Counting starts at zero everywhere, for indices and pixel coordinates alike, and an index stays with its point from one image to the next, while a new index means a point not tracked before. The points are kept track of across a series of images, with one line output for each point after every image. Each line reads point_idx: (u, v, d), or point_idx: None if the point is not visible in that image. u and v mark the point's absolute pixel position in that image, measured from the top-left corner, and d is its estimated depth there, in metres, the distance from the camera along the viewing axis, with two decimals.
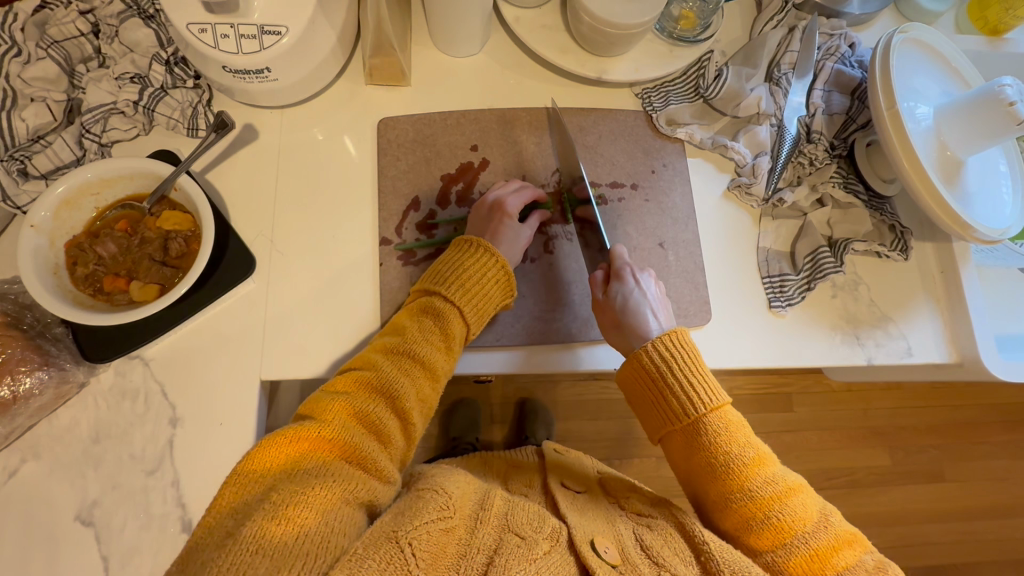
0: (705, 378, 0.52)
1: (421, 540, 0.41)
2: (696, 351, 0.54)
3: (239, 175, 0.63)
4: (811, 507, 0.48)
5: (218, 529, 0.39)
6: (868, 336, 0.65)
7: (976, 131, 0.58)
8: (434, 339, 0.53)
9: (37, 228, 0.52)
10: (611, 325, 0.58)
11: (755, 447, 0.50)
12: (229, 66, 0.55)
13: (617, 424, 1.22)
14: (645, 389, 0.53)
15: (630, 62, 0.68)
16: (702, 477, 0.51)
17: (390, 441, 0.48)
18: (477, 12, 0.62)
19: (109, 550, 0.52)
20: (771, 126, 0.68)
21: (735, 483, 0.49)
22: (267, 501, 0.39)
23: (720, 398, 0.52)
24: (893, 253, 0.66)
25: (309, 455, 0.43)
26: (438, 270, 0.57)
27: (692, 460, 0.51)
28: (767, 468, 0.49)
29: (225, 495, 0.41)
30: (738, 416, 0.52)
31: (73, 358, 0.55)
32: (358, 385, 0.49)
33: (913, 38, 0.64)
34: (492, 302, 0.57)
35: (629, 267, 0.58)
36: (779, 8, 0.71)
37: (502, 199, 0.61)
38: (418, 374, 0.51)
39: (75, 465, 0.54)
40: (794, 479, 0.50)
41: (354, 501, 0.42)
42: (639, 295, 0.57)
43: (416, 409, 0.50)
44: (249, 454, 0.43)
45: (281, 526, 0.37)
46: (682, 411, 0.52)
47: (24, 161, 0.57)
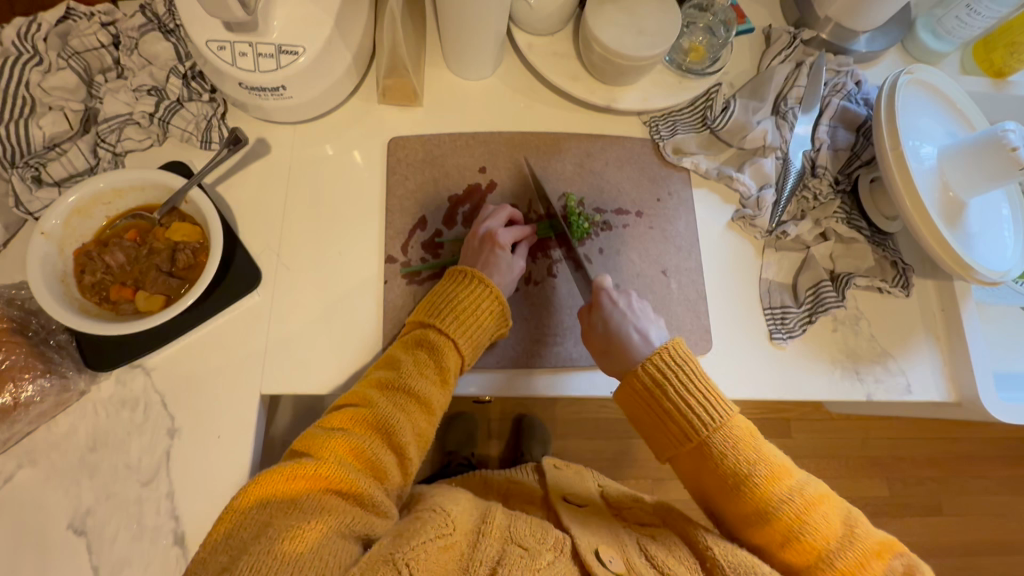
0: (709, 397, 0.51)
1: (421, 559, 0.41)
2: (695, 367, 0.52)
3: (249, 188, 0.64)
4: (835, 519, 0.48)
5: (213, 563, 0.40)
6: (868, 371, 0.65)
7: (978, 174, 0.59)
8: (429, 373, 0.53)
9: (48, 235, 0.53)
10: (600, 350, 0.57)
11: (769, 462, 0.49)
12: (245, 83, 0.56)
13: (614, 445, 1.21)
14: (649, 414, 0.52)
15: (639, 91, 0.69)
16: (717, 499, 0.50)
17: (386, 476, 0.48)
18: (492, 37, 0.63)
19: (101, 560, 0.52)
20: (777, 159, 0.68)
21: (751, 505, 0.48)
22: (262, 537, 0.40)
23: (726, 413, 0.50)
24: (894, 289, 0.66)
25: (306, 490, 0.44)
26: (432, 301, 0.57)
27: (704, 483, 0.51)
28: (784, 485, 0.48)
29: (221, 528, 0.42)
30: (748, 429, 0.50)
31: (75, 366, 0.55)
32: (355, 421, 0.49)
33: (918, 80, 0.65)
34: (486, 332, 0.57)
35: (606, 292, 0.57)
36: (787, 43, 0.72)
37: (492, 230, 0.61)
38: (413, 409, 0.51)
39: (71, 474, 0.54)
40: (814, 488, 0.49)
41: (349, 535, 0.43)
42: (619, 315, 0.56)
43: (412, 444, 0.51)
44: (245, 488, 0.44)
45: (276, 565, 0.38)
46: (690, 434, 0.50)
47: (38, 168, 0.57)
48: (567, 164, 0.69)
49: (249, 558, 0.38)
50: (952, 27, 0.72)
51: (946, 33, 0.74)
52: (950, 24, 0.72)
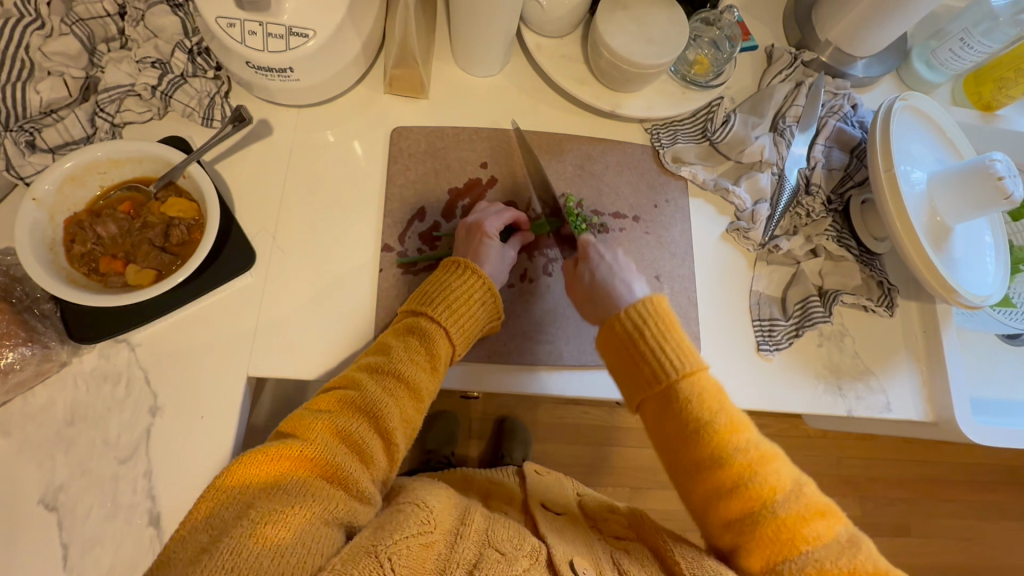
0: (680, 345, 0.51)
1: (401, 555, 0.41)
2: (669, 317, 0.52)
3: (248, 169, 0.63)
4: (784, 476, 0.47)
5: (192, 544, 0.39)
6: (850, 388, 0.66)
7: (965, 201, 0.61)
8: (420, 361, 0.53)
9: (38, 201, 0.52)
10: (585, 301, 0.58)
11: (730, 415, 0.49)
12: (252, 62, 0.56)
13: (594, 450, 1.22)
14: (618, 353, 0.52)
15: (643, 99, 0.70)
16: (671, 442, 0.49)
17: (371, 461, 0.48)
18: (501, 35, 0.63)
19: (71, 537, 0.51)
20: (771, 174, 0.70)
21: (705, 448, 0.48)
22: (243, 519, 0.40)
23: (695, 362, 0.50)
24: (879, 308, 0.68)
25: (290, 472, 0.44)
26: (425, 290, 0.57)
27: (662, 423, 0.50)
28: (740, 435, 0.48)
29: (201, 510, 0.41)
30: (714, 383, 0.50)
31: (59, 337, 0.54)
32: (342, 404, 0.49)
33: (912, 106, 0.67)
34: (478, 324, 0.57)
35: (595, 245, 0.59)
36: (788, 63, 0.74)
37: (481, 221, 0.61)
38: (402, 396, 0.51)
39: (46, 447, 0.52)
40: (770, 448, 0.49)
41: (332, 521, 0.43)
42: (605, 266, 0.57)
43: (400, 430, 0.50)
44: (228, 469, 0.43)
45: (256, 550, 0.38)
46: (654, 372, 0.50)
47: (33, 134, 0.56)
48: (567, 165, 0.69)
49: (229, 541, 0.38)
50: (946, 59, 0.75)
51: (940, 65, 0.76)
52: (944, 57, 0.75)
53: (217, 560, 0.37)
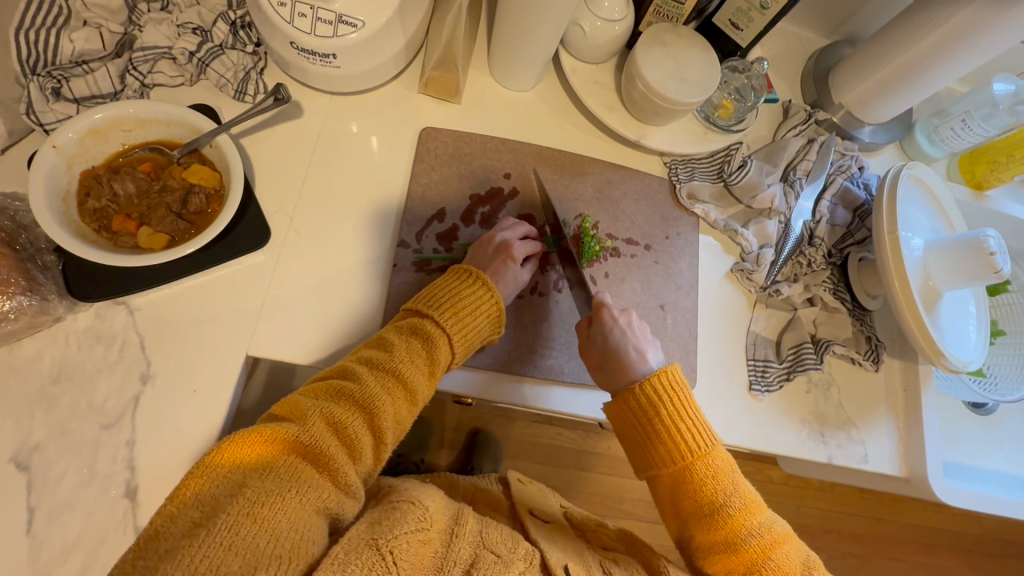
0: (696, 424, 0.52)
1: (402, 550, 0.41)
2: (684, 394, 0.54)
3: (273, 147, 0.63)
4: (794, 560, 0.50)
5: (182, 519, 0.37)
6: (832, 435, 0.68)
7: (959, 271, 0.64)
8: (420, 362, 0.51)
9: (58, 149, 0.51)
10: (596, 364, 0.58)
11: (743, 495, 0.51)
12: (297, 43, 0.56)
13: (564, 473, 1.21)
14: (637, 432, 0.54)
15: (667, 133, 0.73)
16: (687, 522, 0.52)
17: (360, 456, 0.46)
18: (542, 54, 0.65)
19: (39, 501, 0.48)
20: (779, 223, 0.72)
21: (720, 530, 0.50)
22: (238, 497, 0.38)
23: (710, 443, 0.52)
24: (866, 361, 0.70)
25: (282, 456, 0.42)
26: (432, 293, 0.56)
27: (677, 504, 0.52)
28: (754, 518, 0.50)
29: (190, 486, 0.39)
30: (727, 462, 0.52)
31: (57, 291, 0.53)
32: (338, 396, 0.47)
33: (916, 176, 0.70)
34: (479, 334, 0.57)
35: (609, 307, 0.58)
36: (803, 119, 0.77)
37: (509, 242, 0.61)
38: (398, 396, 0.49)
39: (27, 403, 0.50)
40: (781, 528, 0.52)
41: (321, 511, 0.42)
42: (618, 332, 0.57)
43: (391, 430, 0.48)
44: (219, 446, 0.42)
45: (253, 530, 0.37)
46: (673, 455, 0.52)
47: (60, 81, 0.55)
48: (587, 187, 0.70)
49: (226, 517, 0.37)
50: (947, 137, 0.80)
51: (940, 140, 0.81)
52: (945, 134, 0.80)
53: (213, 537, 0.36)
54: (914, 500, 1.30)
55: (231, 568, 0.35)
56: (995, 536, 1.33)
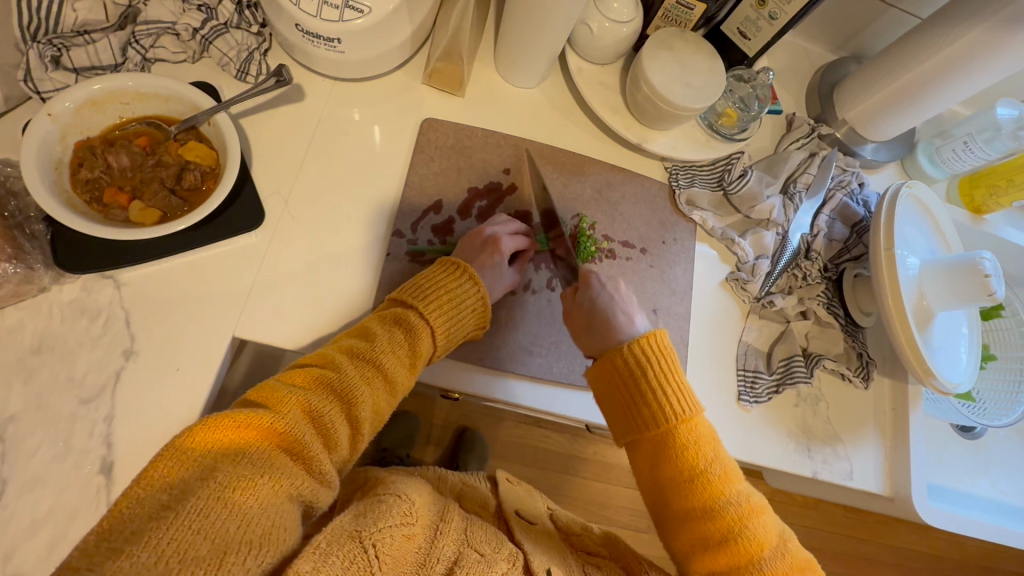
0: (681, 389, 0.52)
1: (385, 544, 0.41)
2: (671, 361, 0.53)
3: (273, 130, 0.63)
4: (770, 530, 0.49)
5: (149, 502, 0.36)
6: (818, 451, 0.67)
7: (954, 293, 0.64)
8: (401, 354, 0.51)
9: (54, 118, 0.50)
10: (583, 326, 0.58)
11: (723, 464, 0.50)
12: (302, 26, 0.56)
13: (549, 476, 1.21)
14: (624, 395, 0.53)
15: (669, 138, 0.73)
16: (665, 489, 0.50)
17: (335, 446, 0.45)
18: (548, 51, 0.65)
19: (11, 473, 0.48)
20: (777, 234, 0.72)
21: (699, 496, 0.49)
22: (209, 481, 0.37)
23: (694, 409, 0.51)
24: (855, 378, 0.70)
25: (256, 442, 0.41)
26: (418, 284, 0.55)
27: (657, 470, 0.51)
28: (733, 487, 0.50)
29: (156, 470, 0.38)
30: (708, 431, 0.51)
31: (44, 260, 0.52)
32: (317, 384, 0.46)
33: (915, 197, 0.71)
34: (463, 329, 0.56)
35: (597, 274, 0.59)
36: (806, 133, 0.77)
37: (497, 236, 0.60)
38: (378, 386, 0.49)
39: (6, 372, 0.50)
40: (758, 499, 0.51)
41: (294, 498, 0.41)
42: (605, 296, 0.57)
43: (368, 421, 0.48)
44: (189, 429, 0.40)
45: (223, 514, 0.36)
46: (657, 417, 0.51)
47: (60, 50, 0.55)
48: (587, 187, 0.70)
49: (197, 500, 0.35)
50: (948, 158, 0.80)
51: (941, 162, 0.81)
52: (947, 155, 0.80)
53: (182, 520, 0.34)
54: (899, 522, 1.30)
55: (199, 552, 0.34)
56: (977, 562, 1.33)
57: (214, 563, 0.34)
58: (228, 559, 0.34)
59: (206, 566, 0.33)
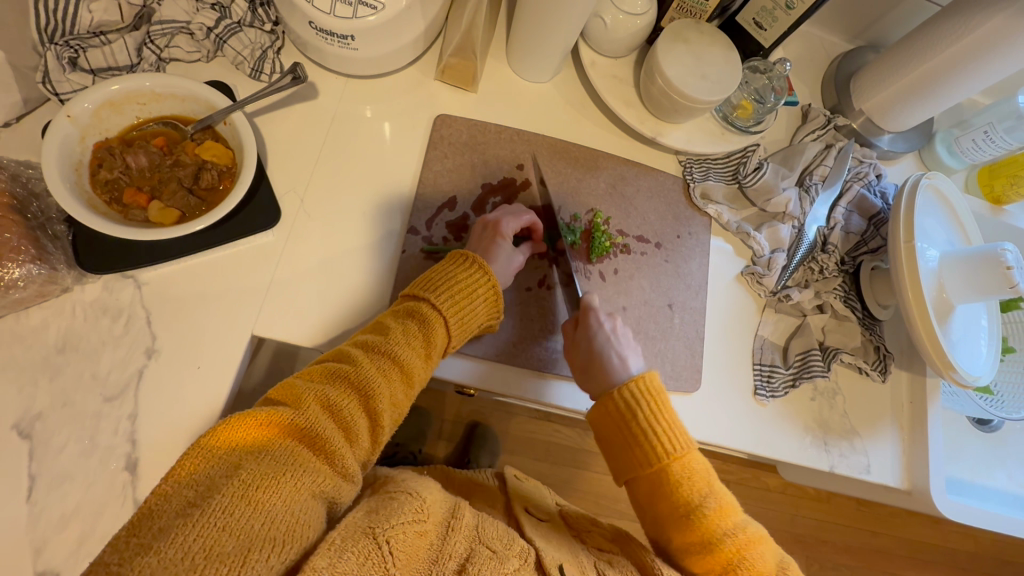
0: (671, 426, 0.52)
1: (398, 540, 0.41)
2: (660, 394, 0.53)
3: (288, 128, 0.63)
4: (769, 560, 0.49)
5: (177, 498, 0.37)
6: (835, 444, 0.67)
7: (974, 286, 0.63)
8: (416, 345, 0.51)
9: (73, 119, 0.50)
10: (581, 369, 0.57)
11: (719, 497, 0.51)
12: (316, 23, 0.56)
13: (560, 470, 1.21)
14: (612, 434, 0.53)
15: (684, 131, 0.72)
16: (664, 524, 0.51)
17: (355, 439, 0.45)
18: (561, 46, 0.64)
19: (39, 469, 0.49)
20: (792, 227, 0.72)
21: (695, 534, 0.49)
22: (233, 478, 0.38)
23: (685, 445, 0.51)
24: (873, 372, 0.70)
25: (278, 439, 0.42)
26: (431, 277, 0.55)
27: (655, 507, 0.51)
28: (729, 519, 0.50)
29: (183, 470, 0.39)
30: (701, 463, 0.52)
31: (66, 261, 0.53)
32: (335, 377, 0.47)
33: (935, 185, 0.69)
34: (477, 319, 0.56)
35: (596, 312, 0.57)
36: (821, 124, 0.76)
37: (498, 219, 0.60)
38: (395, 379, 0.49)
39: (32, 370, 0.51)
40: (755, 529, 0.51)
41: (317, 495, 0.41)
42: (602, 337, 0.56)
43: (388, 413, 0.48)
44: (213, 429, 0.41)
45: (247, 512, 0.36)
46: (649, 456, 0.51)
47: (77, 51, 0.55)
48: (600, 182, 0.70)
49: (221, 499, 0.36)
50: (968, 148, 0.78)
51: (960, 152, 0.80)
52: (966, 145, 0.79)
53: (208, 517, 0.35)
54: (913, 515, 1.29)
55: (226, 548, 0.34)
56: (992, 555, 1.32)
57: (238, 559, 0.34)
58: (252, 556, 0.35)
59: (230, 563, 0.34)
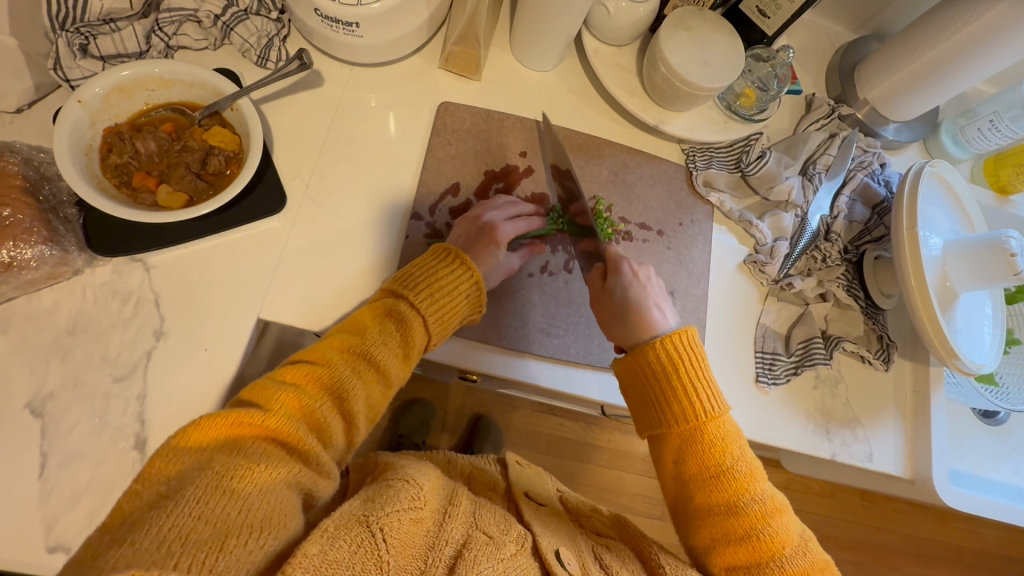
0: (710, 386, 0.52)
1: (393, 527, 0.41)
2: (700, 356, 0.53)
3: (293, 115, 0.64)
4: (791, 530, 0.49)
5: (149, 497, 0.35)
6: (837, 433, 0.67)
7: (978, 273, 0.63)
8: (393, 345, 0.51)
9: (84, 104, 0.51)
10: (611, 317, 0.57)
11: (748, 463, 0.51)
12: (322, 11, 0.57)
13: (563, 462, 1.22)
14: (648, 389, 0.53)
15: (687, 120, 0.72)
16: (688, 483, 0.51)
17: (330, 438, 0.45)
18: (565, 34, 0.64)
19: (50, 447, 0.50)
20: (795, 216, 0.72)
21: (723, 493, 0.49)
22: (206, 473, 0.36)
23: (722, 407, 0.52)
24: (875, 361, 0.70)
25: (251, 436, 0.41)
26: (409, 273, 0.55)
27: (681, 464, 0.51)
28: (758, 485, 0.50)
29: (153, 473, 0.37)
30: (733, 430, 0.52)
31: (77, 244, 0.54)
32: (308, 379, 0.46)
33: (937, 174, 0.69)
34: (458, 316, 0.56)
35: (627, 261, 0.59)
36: (826, 113, 0.76)
37: (495, 225, 0.60)
38: (371, 378, 0.49)
39: (44, 351, 0.52)
40: (780, 499, 0.51)
41: (294, 486, 0.40)
42: (636, 284, 0.57)
43: (363, 413, 0.48)
44: (182, 431, 0.40)
45: (223, 500, 0.35)
46: (685, 414, 0.51)
47: (87, 38, 0.56)
48: (603, 170, 0.70)
49: (194, 490, 0.35)
50: (973, 138, 0.78)
51: (965, 142, 0.79)
52: (971, 135, 0.78)
53: (180, 509, 0.33)
54: (918, 509, 1.29)
55: (201, 536, 0.33)
56: (998, 551, 1.31)
57: (218, 543, 0.33)
58: (230, 541, 0.33)
59: (209, 547, 0.32)
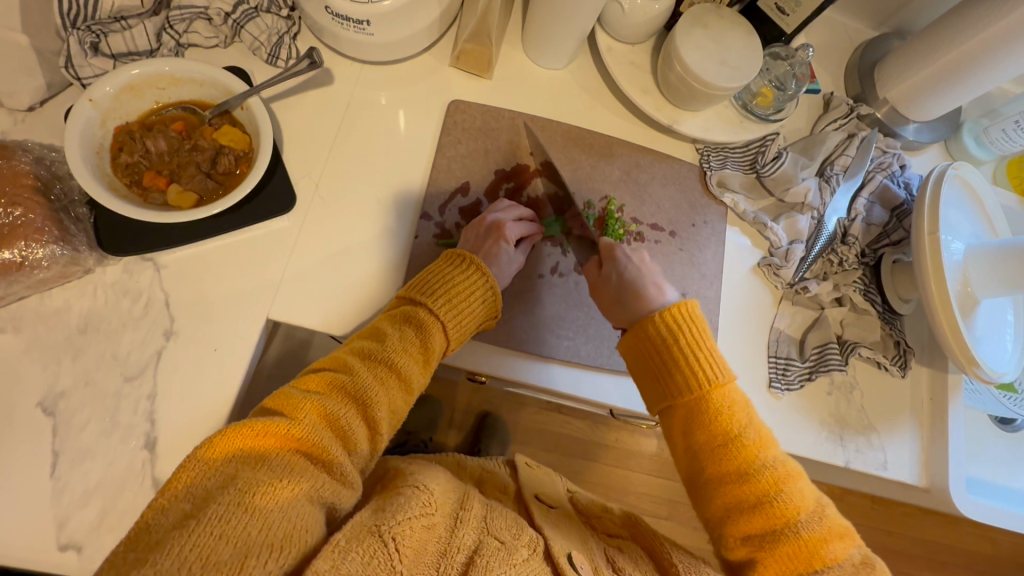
0: (711, 353, 0.51)
1: (405, 535, 0.41)
2: (700, 324, 0.53)
3: (303, 114, 0.63)
4: (807, 495, 0.47)
5: (174, 510, 0.35)
6: (851, 440, 0.66)
7: (1001, 279, 0.61)
8: (413, 352, 0.50)
9: (94, 103, 0.51)
10: (611, 300, 0.58)
11: (757, 430, 0.49)
12: (332, 8, 0.56)
13: (570, 461, 1.21)
14: (651, 360, 0.53)
15: (701, 119, 0.71)
16: (698, 455, 0.50)
17: (354, 447, 0.44)
18: (577, 32, 0.63)
19: (62, 446, 0.50)
20: (811, 218, 0.70)
21: (732, 461, 0.48)
22: (229, 489, 0.36)
23: (726, 374, 0.51)
24: (892, 367, 0.68)
25: (275, 449, 0.40)
26: (424, 280, 0.54)
27: (690, 435, 0.50)
28: (767, 451, 0.49)
29: (179, 483, 0.37)
30: (740, 397, 0.51)
31: (88, 243, 0.54)
32: (332, 388, 0.45)
33: (960, 177, 0.67)
34: (474, 320, 0.55)
35: (621, 246, 0.60)
36: (844, 113, 0.74)
37: (501, 222, 0.60)
38: (393, 386, 0.48)
39: (55, 350, 0.52)
40: (793, 466, 0.49)
41: (316, 500, 0.39)
42: (631, 266, 0.58)
43: (386, 421, 0.47)
44: (209, 441, 0.39)
45: (245, 519, 0.35)
46: (690, 383, 0.51)
47: (98, 36, 0.56)
48: (615, 169, 0.69)
49: (217, 507, 0.35)
50: (996, 138, 0.76)
51: (988, 142, 0.77)
52: (995, 135, 0.76)
53: (204, 526, 0.34)
54: (930, 514, 1.27)
55: (223, 558, 0.33)
56: (1012, 557, 1.29)
57: (236, 566, 0.33)
58: (249, 561, 0.34)
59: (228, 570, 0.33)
